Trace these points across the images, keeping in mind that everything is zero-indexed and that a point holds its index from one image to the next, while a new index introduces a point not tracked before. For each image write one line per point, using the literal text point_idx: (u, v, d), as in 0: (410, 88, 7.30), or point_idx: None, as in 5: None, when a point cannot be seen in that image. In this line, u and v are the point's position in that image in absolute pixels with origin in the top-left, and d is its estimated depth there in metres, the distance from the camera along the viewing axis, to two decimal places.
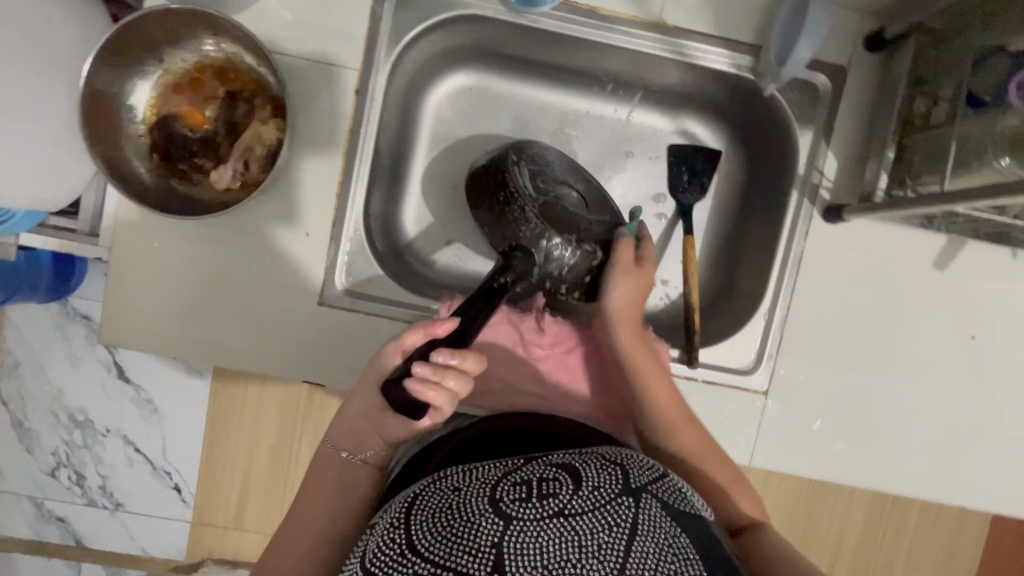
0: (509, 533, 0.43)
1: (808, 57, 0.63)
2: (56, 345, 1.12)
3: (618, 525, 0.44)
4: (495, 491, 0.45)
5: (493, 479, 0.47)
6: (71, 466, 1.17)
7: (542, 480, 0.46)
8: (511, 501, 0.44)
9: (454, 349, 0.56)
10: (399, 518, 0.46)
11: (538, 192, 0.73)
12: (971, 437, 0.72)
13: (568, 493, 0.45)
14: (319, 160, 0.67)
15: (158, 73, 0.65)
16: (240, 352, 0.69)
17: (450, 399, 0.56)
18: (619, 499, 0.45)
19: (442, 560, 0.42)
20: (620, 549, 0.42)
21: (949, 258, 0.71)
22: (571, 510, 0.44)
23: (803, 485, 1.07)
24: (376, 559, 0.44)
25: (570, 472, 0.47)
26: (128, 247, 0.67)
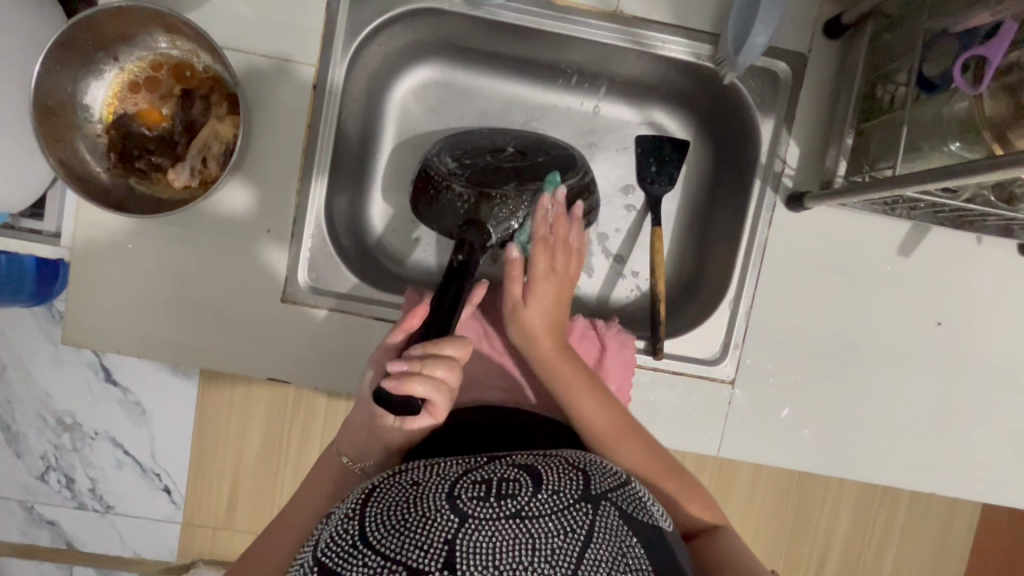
0: (463, 531, 0.42)
1: (764, 44, 0.62)
2: (40, 348, 1.12)
3: (574, 530, 0.44)
4: (454, 488, 0.45)
5: (453, 476, 0.47)
6: (60, 469, 1.17)
7: (502, 480, 0.46)
8: (468, 499, 0.44)
9: (426, 341, 0.55)
10: (355, 508, 0.46)
11: (469, 167, 0.71)
12: (940, 424, 0.72)
13: (526, 495, 0.45)
14: (280, 157, 0.67)
15: (112, 71, 0.64)
16: (212, 351, 0.69)
17: (437, 388, 0.55)
18: (578, 504, 0.45)
19: (393, 554, 0.41)
20: (574, 554, 0.43)
21: (913, 245, 0.71)
22: (528, 512, 0.44)
23: (791, 478, 1.07)
24: (328, 549, 0.44)
25: (531, 475, 0.47)
26: (93, 248, 0.67)
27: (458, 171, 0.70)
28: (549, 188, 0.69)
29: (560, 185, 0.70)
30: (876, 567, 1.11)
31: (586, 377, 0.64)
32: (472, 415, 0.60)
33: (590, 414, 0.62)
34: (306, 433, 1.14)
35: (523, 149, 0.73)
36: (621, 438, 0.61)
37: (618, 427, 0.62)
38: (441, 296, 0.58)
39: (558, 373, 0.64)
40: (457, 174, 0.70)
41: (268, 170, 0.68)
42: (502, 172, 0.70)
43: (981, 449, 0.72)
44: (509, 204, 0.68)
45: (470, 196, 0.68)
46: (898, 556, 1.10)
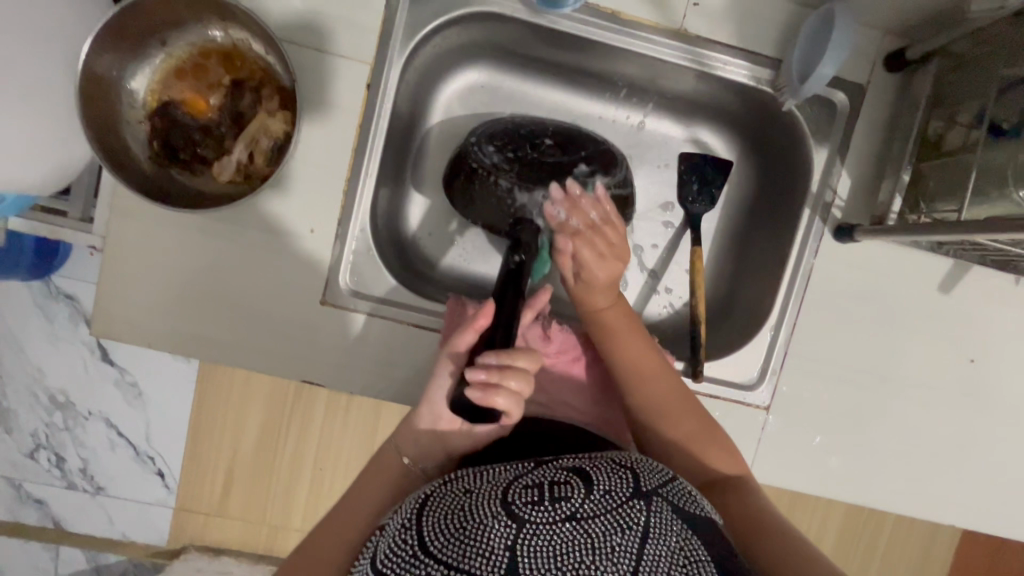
0: (522, 536, 0.41)
1: (830, 74, 0.63)
2: (37, 325, 1.09)
3: (631, 528, 0.43)
4: (507, 494, 0.44)
5: (504, 481, 0.46)
6: (51, 448, 1.14)
7: (554, 482, 0.45)
8: (523, 504, 0.43)
9: (500, 350, 0.55)
10: (410, 518, 0.45)
11: (512, 160, 0.69)
12: (962, 457, 0.73)
13: (580, 497, 0.44)
14: (325, 154, 0.65)
15: (160, 56, 0.62)
16: (236, 347, 0.67)
17: (515, 400, 0.54)
18: (631, 502, 0.44)
19: (455, 562, 0.41)
20: (634, 552, 0.42)
21: (953, 282, 0.71)
22: (583, 513, 0.43)
23: (785, 499, 1.07)
24: (388, 560, 0.42)
25: (581, 475, 0.46)
26: (123, 235, 0.64)
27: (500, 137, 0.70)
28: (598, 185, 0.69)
29: (609, 180, 0.70)
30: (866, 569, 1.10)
31: (631, 325, 0.65)
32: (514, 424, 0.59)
33: (636, 357, 0.64)
34: (307, 426, 1.12)
35: (560, 144, 0.71)
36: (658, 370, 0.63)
37: (657, 370, 0.63)
38: (501, 303, 0.60)
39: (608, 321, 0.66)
40: (500, 149, 0.69)
41: (313, 167, 0.65)
42: (544, 169, 0.69)
43: (998, 480, 0.74)
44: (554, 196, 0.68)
45: (517, 190, 0.68)
46: (889, 559, 1.10)
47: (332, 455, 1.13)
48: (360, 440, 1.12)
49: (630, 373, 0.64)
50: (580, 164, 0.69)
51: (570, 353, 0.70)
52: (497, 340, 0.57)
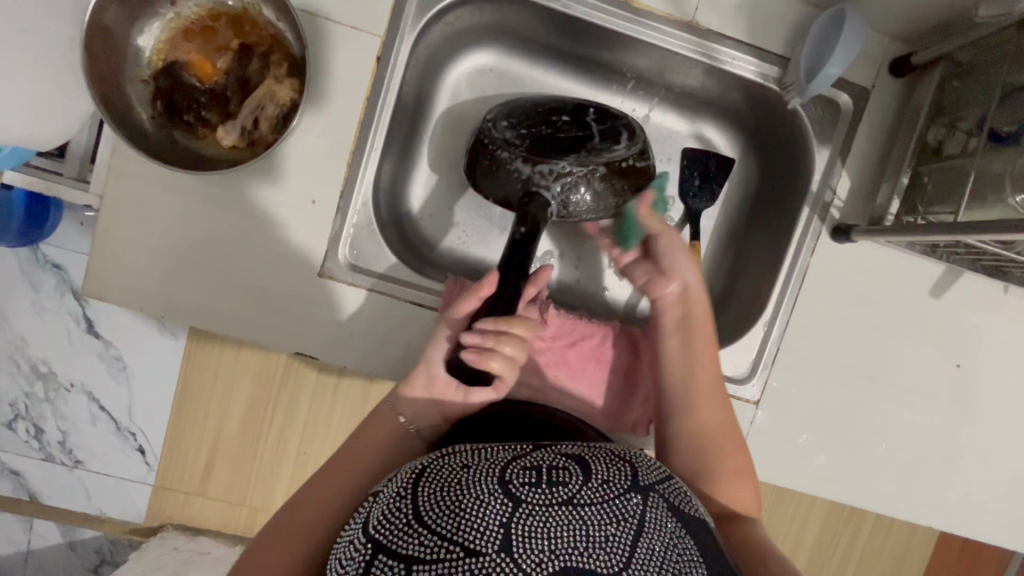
0: (517, 515, 0.41)
1: (836, 74, 0.64)
2: (23, 292, 1.07)
3: (626, 520, 0.43)
4: (505, 473, 0.44)
5: (503, 461, 0.46)
6: (29, 419, 1.12)
7: (552, 467, 0.46)
8: (520, 484, 0.43)
9: (498, 317, 0.58)
10: (406, 487, 0.45)
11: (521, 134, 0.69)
12: (945, 459, 0.75)
13: (577, 484, 0.44)
14: (330, 125, 0.65)
15: (170, 16, 0.62)
16: (228, 318, 0.66)
17: (510, 365, 0.57)
18: (627, 495, 0.45)
19: (449, 534, 0.40)
20: (627, 543, 0.41)
21: (944, 287, 0.72)
22: (579, 500, 0.43)
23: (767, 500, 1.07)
24: (381, 526, 0.42)
25: (580, 465, 0.46)
26: (120, 198, 0.63)
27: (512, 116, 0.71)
28: (614, 155, 0.68)
29: (626, 148, 0.69)
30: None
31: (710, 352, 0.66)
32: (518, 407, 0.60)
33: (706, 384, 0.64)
34: (293, 407, 1.10)
35: (576, 122, 0.71)
36: (721, 403, 0.64)
37: (712, 388, 0.64)
38: (507, 268, 0.60)
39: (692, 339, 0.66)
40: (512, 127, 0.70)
41: (318, 139, 0.65)
42: (559, 143, 0.69)
43: (975, 486, 0.75)
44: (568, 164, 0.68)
45: (521, 162, 0.67)
46: (865, 563, 1.11)
47: (316, 439, 1.11)
48: (346, 425, 1.11)
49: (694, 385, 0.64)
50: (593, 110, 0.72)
51: (566, 339, 0.71)
52: (498, 309, 0.59)
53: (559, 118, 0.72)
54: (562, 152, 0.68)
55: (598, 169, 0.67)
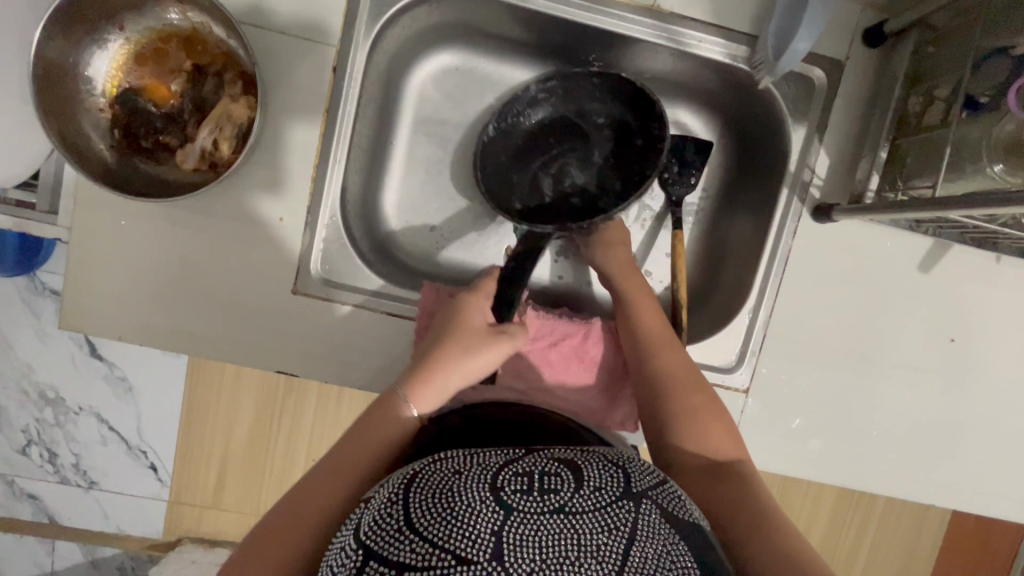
0: (509, 523, 0.40)
1: (805, 50, 0.61)
2: (24, 319, 1.07)
3: (618, 528, 0.42)
4: (497, 480, 0.43)
5: (495, 466, 0.45)
6: (42, 444, 1.13)
7: (544, 473, 0.44)
8: (512, 491, 0.42)
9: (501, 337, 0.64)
10: (397, 493, 0.44)
11: (619, 124, 0.74)
12: (945, 435, 0.73)
13: (569, 491, 0.43)
14: (292, 142, 0.64)
15: (119, 42, 0.60)
16: (211, 339, 0.66)
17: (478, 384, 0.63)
18: (619, 502, 0.43)
19: (441, 541, 0.39)
20: (620, 551, 0.40)
21: (934, 260, 0.70)
22: (571, 507, 0.42)
23: (774, 483, 1.06)
24: (372, 532, 0.41)
25: (572, 470, 0.45)
26: (93, 228, 0.63)
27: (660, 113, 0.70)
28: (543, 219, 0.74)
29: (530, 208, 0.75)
30: (850, 565, 1.11)
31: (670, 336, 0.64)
32: (508, 416, 0.56)
33: (673, 362, 0.61)
34: (297, 416, 1.12)
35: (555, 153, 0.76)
36: (677, 353, 0.62)
37: (666, 339, 0.63)
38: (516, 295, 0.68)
39: (652, 328, 0.64)
40: (603, 94, 0.73)
41: (282, 154, 0.64)
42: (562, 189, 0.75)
43: (975, 461, 0.74)
44: (535, 147, 0.76)
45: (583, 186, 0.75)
46: (877, 541, 1.10)
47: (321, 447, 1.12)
48: None
49: (646, 344, 0.64)
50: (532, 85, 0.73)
51: (547, 339, 0.70)
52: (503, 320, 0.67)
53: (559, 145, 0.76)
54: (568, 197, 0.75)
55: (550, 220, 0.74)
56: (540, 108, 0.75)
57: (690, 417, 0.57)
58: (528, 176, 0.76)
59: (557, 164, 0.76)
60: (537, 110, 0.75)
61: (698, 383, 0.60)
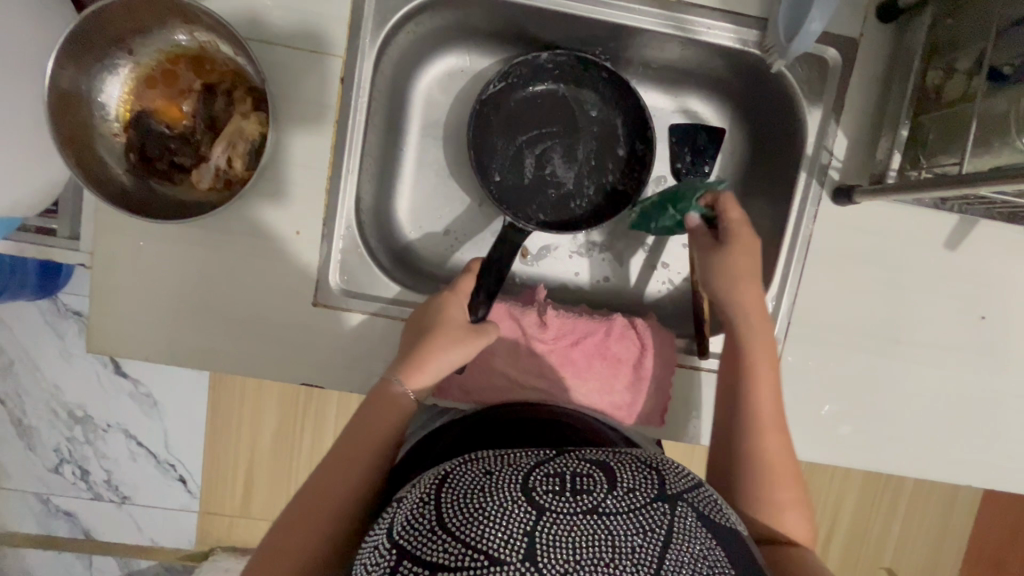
0: (541, 525, 0.40)
1: (819, 30, 0.59)
2: (50, 341, 1.09)
3: (652, 530, 0.41)
4: (528, 481, 0.43)
5: (526, 467, 0.45)
6: (74, 462, 1.16)
7: (577, 475, 0.44)
8: (544, 492, 0.42)
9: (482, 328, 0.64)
10: (429, 493, 0.44)
11: (605, 124, 0.76)
12: (978, 415, 0.72)
13: (603, 492, 0.42)
14: (303, 156, 0.64)
15: (129, 66, 0.61)
16: (234, 353, 0.66)
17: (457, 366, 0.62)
18: (654, 504, 0.42)
19: (472, 541, 0.39)
20: (655, 554, 0.39)
21: (960, 237, 0.69)
22: (604, 508, 0.41)
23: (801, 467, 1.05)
24: (405, 532, 0.42)
25: (605, 472, 0.44)
26: (112, 250, 0.64)
27: (644, 131, 0.74)
28: (519, 202, 0.75)
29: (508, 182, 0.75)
30: (883, 547, 1.10)
31: (779, 414, 0.59)
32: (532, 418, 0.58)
33: (774, 447, 0.57)
34: (321, 423, 1.13)
35: (541, 134, 0.76)
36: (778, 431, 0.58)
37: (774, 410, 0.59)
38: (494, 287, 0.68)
39: (761, 397, 0.59)
40: (603, 86, 0.75)
41: (294, 168, 0.64)
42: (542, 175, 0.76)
43: (1011, 439, 0.72)
44: (525, 118, 0.76)
45: (561, 180, 0.76)
46: (909, 521, 1.09)
47: None
48: None
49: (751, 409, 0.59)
50: (544, 51, 0.72)
51: (568, 339, 0.70)
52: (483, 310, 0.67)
53: (548, 130, 0.76)
54: (545, 186, 0.76)
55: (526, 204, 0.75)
56: (539, 79, 0.75)
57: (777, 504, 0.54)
58: (511, 148, 0.76)
59: (542, 143, 0.76)
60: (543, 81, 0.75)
61: (791, 473, 0.57)
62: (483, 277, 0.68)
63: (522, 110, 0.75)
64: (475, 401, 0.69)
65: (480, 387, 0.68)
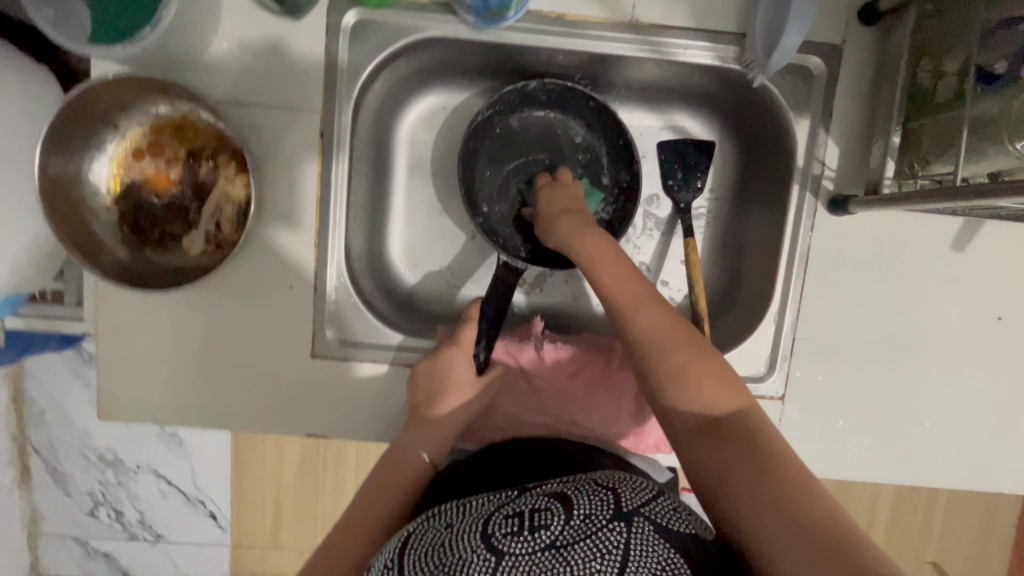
0: (501, 569, 0.41)
1: (797, 44, 0.58)
2: (77, 388, 1.10)
3: (610, 554, 0.40)
4: (487, 527, 0.44)
5: (487, 512, 0.46)
6: (110, 505, 1.18)
7: (534, 511, 0.44)
8: (502, 535, 0.43)
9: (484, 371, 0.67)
10: (395, 558, 0.45)
11: (592, 151, 0.76)
12: (1003, 419, 0.69)
13: (558, 523, 0.42)
14: (289, 211, 0.65)
15: (113, 141, 0.62)
16: (239, 406, 0.67)
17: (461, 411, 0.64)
18: (610, 525, 0.42)
19: None
20: None
21: (967, 238, 0.66)
22: (561, 542, 0.42)
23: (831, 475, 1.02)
24: None
25: (561, 501, 0.45)
26: (113, 317, 0.65)
27: (631, 154, 0.73)
28: (508, 231, 0.75)
29: (493, 211, 0.75)
30: (923, 552, 1.06)
31: (636, 292, 0.56)
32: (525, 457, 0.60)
33: (648, 323, 0.54)
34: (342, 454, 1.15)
35: (527, 162, 0.76)
36: (651, 311, 0.54)
37: (635, 300, 0.55)
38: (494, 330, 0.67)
39: (611, 293, 0.57)
40: (587, 115, 0.74)
41: (284, 223, 0.65)
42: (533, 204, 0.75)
43: None
44: (510, 150, 0.76)
45: None
46: (950, 523, 1.05)
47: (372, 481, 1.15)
48: None
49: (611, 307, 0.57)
50: (532, 81, 0.71)
51: (569, 372, 0.69)
52: (486, 355, 0.67)
53: (535, 159, 0.76)
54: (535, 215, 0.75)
55: (514, 230, 0.75)
56: (527, 106, 0.74)
57: (680, 382, 0.51)
58: (499, 179, 0.76)
59: (530, 173, 0.76)
60: (530, 109, 0.75)
61: (686, 338, 0.52)
62: (482, 321, 0.67)
63: (510, 140, 0.75)
64: (479, 440, 0.69)
65: (484, 427, 0.69)
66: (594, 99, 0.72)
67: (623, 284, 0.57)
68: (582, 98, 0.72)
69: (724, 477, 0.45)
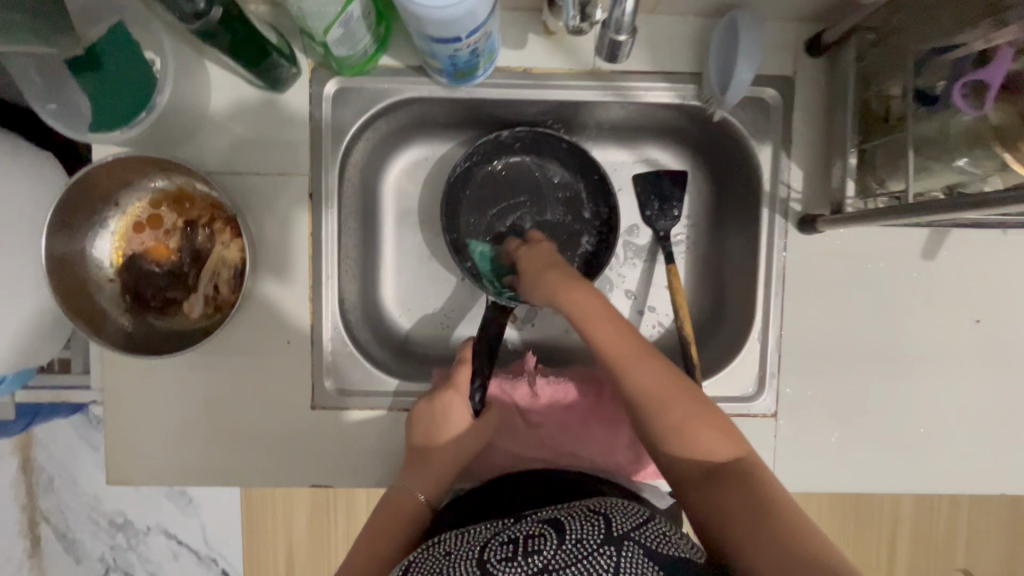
0: None
1: (749, 79, 0.63)
2: (85, 453, 1.11)
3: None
4: (483, 553, 0.46)
5: (483, 540, 0.48)
6: (121, 568, 1.17)
7: (528, 537, 0.47)
8: (497, 561, 0.45)
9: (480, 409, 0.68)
10: None
11: (570, 190, 0.79)
12: (996, 420, 0.70)
13: (551, 549, 0.45)
14: (284, 268, 0.68)
15: (116, 217, 0.66)
16: (244, 460, 0.69)
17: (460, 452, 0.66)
18: (601, 549, 0.45)
19: None
20: None
21: (937, 246, 0.69)
22: (553, 565, 0.44)
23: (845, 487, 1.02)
24: None
25: (554, 528, 0.47)
26: (119, 382, 0.67)
27: (608, 191, 0.77)
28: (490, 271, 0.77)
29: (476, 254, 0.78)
30: (951, 561, 1.04)
31: (629, 344, 0.57)
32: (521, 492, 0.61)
33: (647, 380, 0.55)
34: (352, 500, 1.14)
35: (507, 205, 0.79)
36: (644, 364, 0.56)
37: (630, 351, 0.57)
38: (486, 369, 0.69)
39: (603, 345, 0.58)
40: (563, 157, 0.78)
41: (279, 281, 0.68)
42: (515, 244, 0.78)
43: None
44: (491, 195, 0.79)
45: None
46: (973, 528, 1.04)
47: None
48: None
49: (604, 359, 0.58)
50: (503, 130, 0.75)
51: (564, 404, 0.71)
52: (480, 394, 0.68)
53: (516, 202, 0.79)
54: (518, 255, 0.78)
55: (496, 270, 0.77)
56: (504, 154, 0.78)
57: (678, 436, 0.53)
58: (482, 223, 0.79)
59: (512, 215, 0.79)
60: (509, 155, 0.79)
61: (682, 393, 0.55)
62: (476, 361, 0.70)
63: (491, 186, 0.79)
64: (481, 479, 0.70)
65: (484, 465, 0.70)
66: (567, 141, 0.75)
67: (614, 337, 0.58)
68: (557, 142, 0.76)
69: (727, 526, 0.47)
